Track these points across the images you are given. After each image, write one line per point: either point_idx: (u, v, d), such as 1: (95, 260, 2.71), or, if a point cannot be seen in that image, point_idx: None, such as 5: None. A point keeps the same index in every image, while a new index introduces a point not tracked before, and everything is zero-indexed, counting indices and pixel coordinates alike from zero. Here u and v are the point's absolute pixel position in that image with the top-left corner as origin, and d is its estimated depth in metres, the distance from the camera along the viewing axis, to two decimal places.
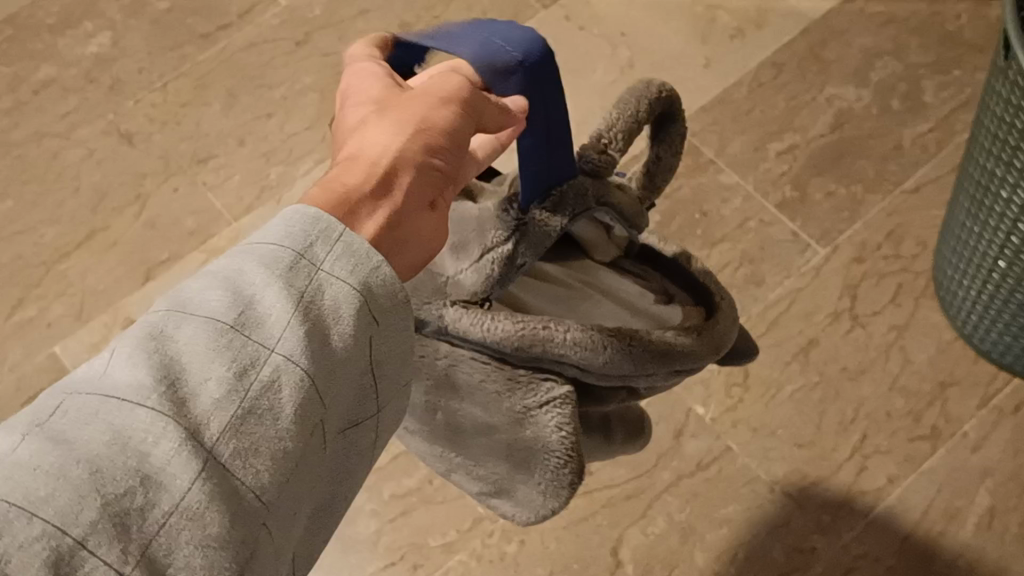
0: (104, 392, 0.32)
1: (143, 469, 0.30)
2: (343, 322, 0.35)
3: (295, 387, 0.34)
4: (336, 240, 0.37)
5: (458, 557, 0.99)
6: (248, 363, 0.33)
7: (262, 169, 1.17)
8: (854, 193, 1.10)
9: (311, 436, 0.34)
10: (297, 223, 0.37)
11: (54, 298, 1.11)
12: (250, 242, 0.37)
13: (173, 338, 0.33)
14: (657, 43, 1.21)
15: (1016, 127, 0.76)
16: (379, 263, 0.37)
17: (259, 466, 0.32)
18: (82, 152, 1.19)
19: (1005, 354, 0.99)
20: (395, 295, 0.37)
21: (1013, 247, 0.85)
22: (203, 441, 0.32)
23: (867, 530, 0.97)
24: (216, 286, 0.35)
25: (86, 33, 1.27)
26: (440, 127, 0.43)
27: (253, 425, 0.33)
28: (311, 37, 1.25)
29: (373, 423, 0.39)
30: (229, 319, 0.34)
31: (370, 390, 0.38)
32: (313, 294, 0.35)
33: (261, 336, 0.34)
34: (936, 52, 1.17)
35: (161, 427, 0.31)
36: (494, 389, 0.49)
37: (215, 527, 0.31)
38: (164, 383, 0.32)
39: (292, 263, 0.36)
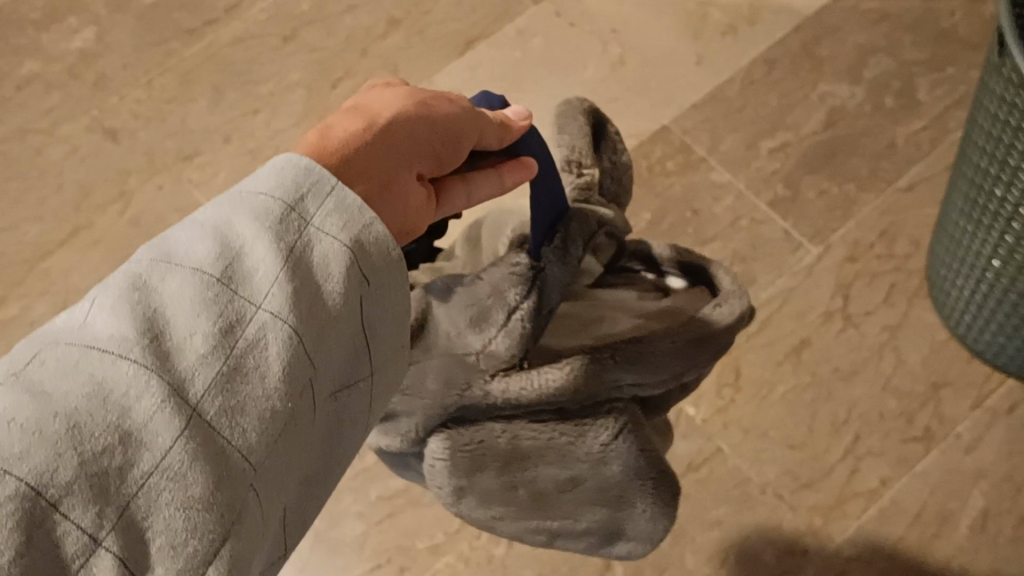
0: (85, 343, 0.31)
1: (123, 425, 0.30)
2: (334, 279, 0.35)
3: (281, 343, 0.33)
4: (326, 196, 0.37)
5: (446, 560, 0.98)
6: (233, 321, 0.33)
7: (248, 166, 1.16)
8: (847, 192, 1.09)
9: (301, 397, 0.34)
10: (288, 175, 0.37)
11: (37, 297, 1.10)
12: (239, 190, 0.37)
13: (159, 290, 0.33)
14: (649, 40, 1.20)
15: (1010, 124, 0.74)
16: (371, 220, 0.37)
17: (245, 426, 0.32)
18: (66, 149, 1.18)
19: (999, 354, 0.97)
20: (385, 254, 0.37)
21: (1008, 246, 0.84)
22: (187, 398, 0.31)
23: (859, 533, 0.96)
24: (203, 238, 0.35)
25: (71, 28, 1.25)
26: (444, 110, 0.44)
27: (238, 384, 0.32)
28: (298, 33, 1.24)
29: (366, 386, 0.38)
30: (216, 273, 0.33)
31: (364, 349, 0.37)
32: (302, 250, 0.35)
33: (248, 292, 0.34)
34: (930, 48, 1.15)
35: (143, 381, 0.30)
36: (567, 437, 0.52)
37: (198, 488, 0.30)
38: (148, 336, 0.31)
39: (282, 217, 0.36)
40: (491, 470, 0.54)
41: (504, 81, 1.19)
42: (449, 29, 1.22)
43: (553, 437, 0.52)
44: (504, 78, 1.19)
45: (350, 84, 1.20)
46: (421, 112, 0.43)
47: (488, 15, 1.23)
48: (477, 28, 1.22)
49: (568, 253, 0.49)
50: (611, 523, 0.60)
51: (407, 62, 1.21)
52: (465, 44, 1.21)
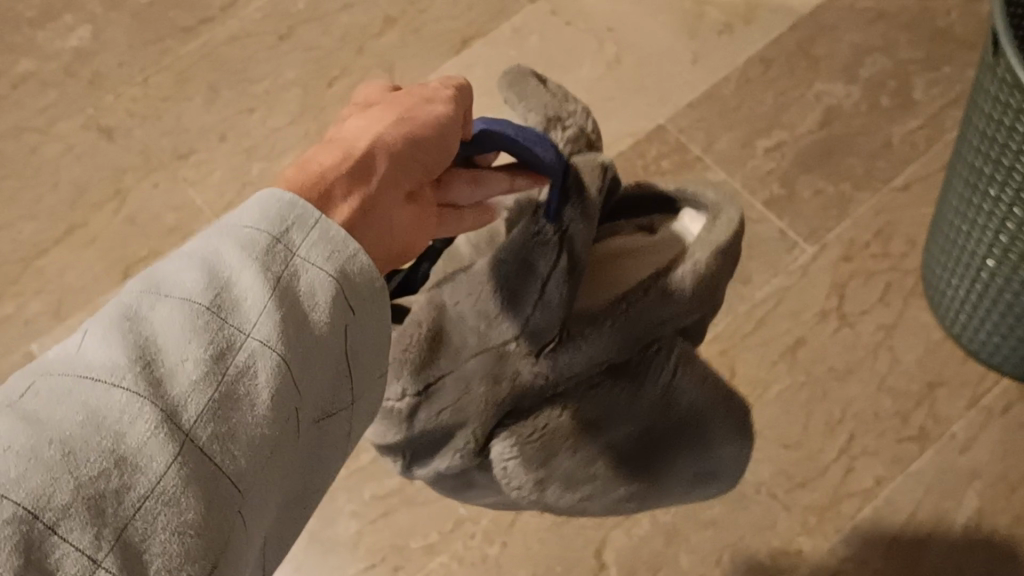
0: (79, 372, 0.32)
1: (118, 450, 0.30)
2: (319, 308, 0.36)
3: (269, 370, 0.34)
4: (311, 227, 0.38)
5: (440, 559, 0.98)
6: (224, 347, 0.34)
7: (243, 165, 1.16)
8: (842, 191, 1.09)
9: (288, 423, 0.35)
10: (274, 208, 0.38)
11: (32, 295, 1.10)
12: (225, 224, 0.38)
13: (150, 321, 0.34)
14: (645, 39, 1.20)
15: (1005, 124, 0.74)
16: (355, 251, 0.38)
17: (236, 451, 0.33)
18: (61, 147, 1.18)
19: (994, 354, 0.97)
20: (370, 282, 0.38)
21: (1002, 246, 0.84)
22: (180, 423, 0.32)
23: (854, 532, 0.96)
24: (192, 269, 0.35)
25: (66, 26, 1.25)
26: (423, 119, 0.45)
27: (229, 410, 0.33)
28: (294, 31, 1.24)
29: (346, 417, 0.39)
30: (205, 302, 0.34)
31: (346, 376, 0.38)
32: (288, 279, 0.36)
33: (237, 320, 0.34)
34: (926, 47, 1.15)
35: (137, 407, 0.31)
36: (624, 393, 0.53)
37: (191, 512, 0.31)
38: (140, 363, 0.32)
39: (269, 247, 0.37)
40: (562, 455, 0.54)
41: (500, 79, 1.18)
42: (445, 28, 1.22)
43: (611, 399, 0.53)
44: (500, 77, 1.18)
45: (346, 82, 1.20)
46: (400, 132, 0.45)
47: (484, 13, 1.23)
48: (473, 26, 1.22)
49: (587, 206, 0.50)
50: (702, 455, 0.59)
51: (402, 60, 1.21)
52: (461, 43, 1.21)
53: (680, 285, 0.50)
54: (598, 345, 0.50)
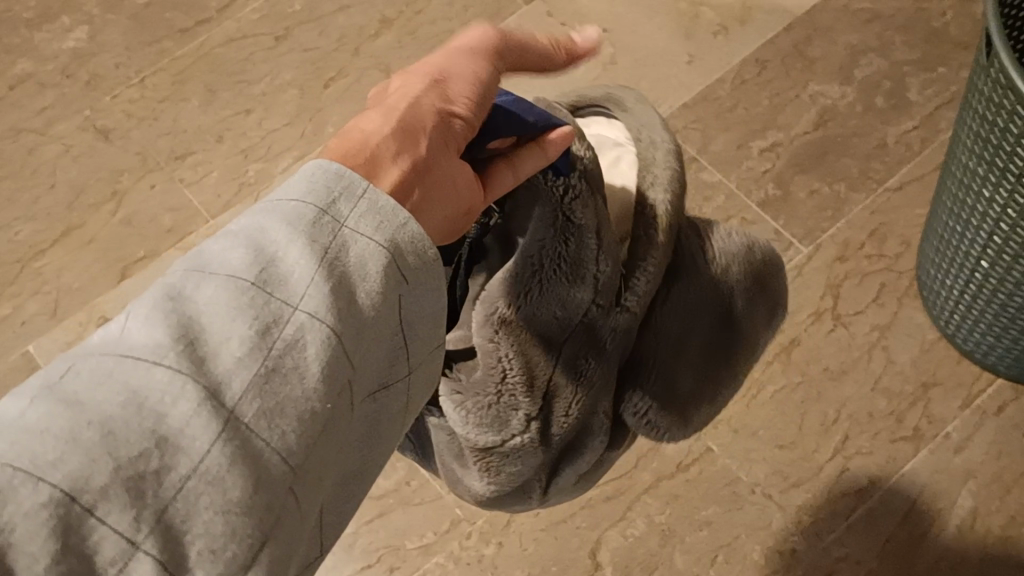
0: (117, 352, 0.29)
1: (159, 430, 0.28)
2: (373, 277, 0.33)
3: (323, 343, 0.31)
4: (359, 196, 0.35)
5: (436, 559, 0.98)
6: (271, 320, 0.31)
7: (240, 166, 1.16)
8: (837, 192, 1.09)
9: (341, 397, 0.32)
10: (321, 176, 0.35)
11: (30, 296, 1.10)
12: (271, 198, 0.35)
13: (192, 296, 0.31)
14: (640, 40, 1.20)
15: (998, 125, 0.75)
16: (406, 219, 0.35)
17: (286, 429, 0.30)
18: (59, 148, 1.18)
19: (988, 354, 0.98)
20: (423, 251, 0.35)
21: (996, 247, 0.84)
22: (224, 401, 0.29)
23: (848, 532, 0.96)
24: (237, 243, 0.33)
25: (64, 28, 1.25)
26: (457, 76, 0.42)
27: (280, 383, 0.30)
28: (291, 32, 1.24)
29: (404, 389, 0.36)
30: (252, 275, 0.32)
31: (403, 347, 0.35)
32: (340, 248, 0.33)
33: (286, 291, 0.32)
34: (921, 49, 1.16)
35: (179, 385, 0.29)
36: (692, 288, 0.54)
37: (237, 492, 0.29)
38: (182, 342, 0.30)
39: (316, 219, 0.34)
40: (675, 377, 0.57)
41: None
42: (442, 29, 1.22)
43: (684, 301, 0.54)
44: None
45: (342, 83, 1.20)
46: (439, 88, 0.42)
47: (480, 14, 1.23)
48: (469, 27, 1.22)
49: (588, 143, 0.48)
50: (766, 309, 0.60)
51: (399, 61, 1.21)
52: None
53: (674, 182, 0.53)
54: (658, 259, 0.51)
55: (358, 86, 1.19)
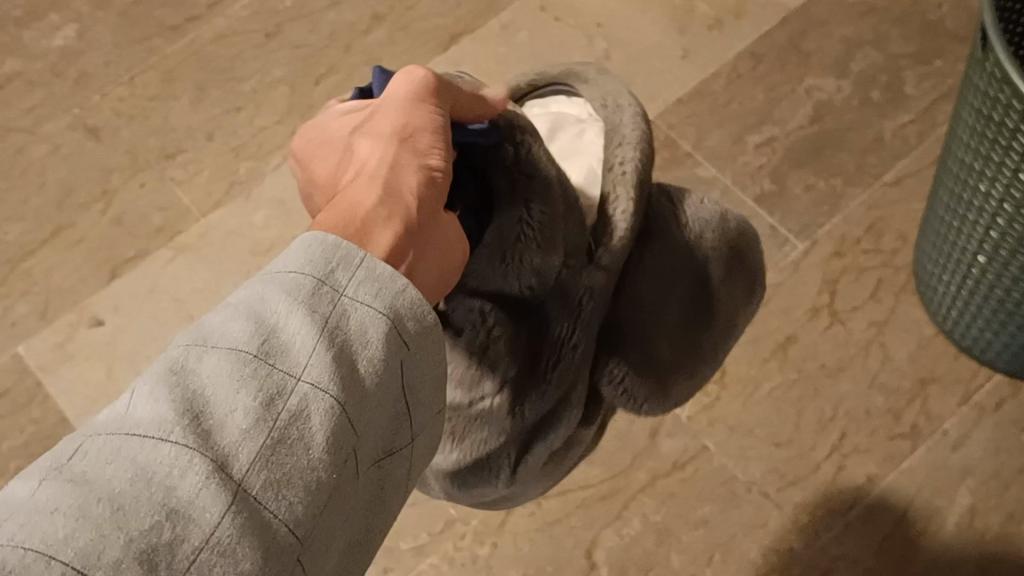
0: (124, 431, 0.30)
1: (168, 503, 0.28)
2: (371, 347, 0.34)
3: (326, 414, 0.32)
4: (356, 266, 0.36)
5: (430, 560, 0.97)
6: (274, 392, 0.32)
7: (231, 164, 1.15)
8: (834, 187, 1.08)
9: (345, 466, 0.32)
10: (317, 248, 0.36)
11: (19, 297, 1.09)
12: (269, 272, 0.36)
13: (195, 372, 0.32)
14: (635, 35, 1.19)
15: (994, 119, 0.74)
16: (403, 287, 0.36)
17: (292, 498, 0.31)
18: (48, 148, 1.17)
19: (986, 350, 0.97)
20: (420, 318, 0.36)
21: (993, 242, 0.83)
22: (232, 473, 0.30)
23: (845, 531, 0.95)
24: (237, 318, 0.34)
25: (52, 25, 1.24)
26: (422, 128, 0.45)
27: (284, 454, 0.31)
28: (281, 28, 1.23)
29: (405, 454, 0.37)
30: (252, 348, 0.32)
31: (403, 415, 0.36)
32: (337, 319, 0.34)
33: (287, 364, 0.32)
34: (917, 42, 1.14)
35: (187, 459, 0.29)
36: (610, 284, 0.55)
37: (248, 562, 0.29)
38: (187, 416, 0.30)
39: (314, 290, 0.35)
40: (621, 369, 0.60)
41: (488, 76, 1.18)
42: (433, 24, 1.21)
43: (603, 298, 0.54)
44: (488, 74, 1.18)
45: (333, 80, 1.19)
46: (410, 145, 0.44)
47: (472, 9, 1.22)
48: (461, 23, 1.21)
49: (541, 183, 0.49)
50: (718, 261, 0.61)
51: (390, 57, 1.20)
52: (449, 39, 1.20)
53: (640, 143, 0.57)
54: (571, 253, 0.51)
55: (349, 83, 1.18)
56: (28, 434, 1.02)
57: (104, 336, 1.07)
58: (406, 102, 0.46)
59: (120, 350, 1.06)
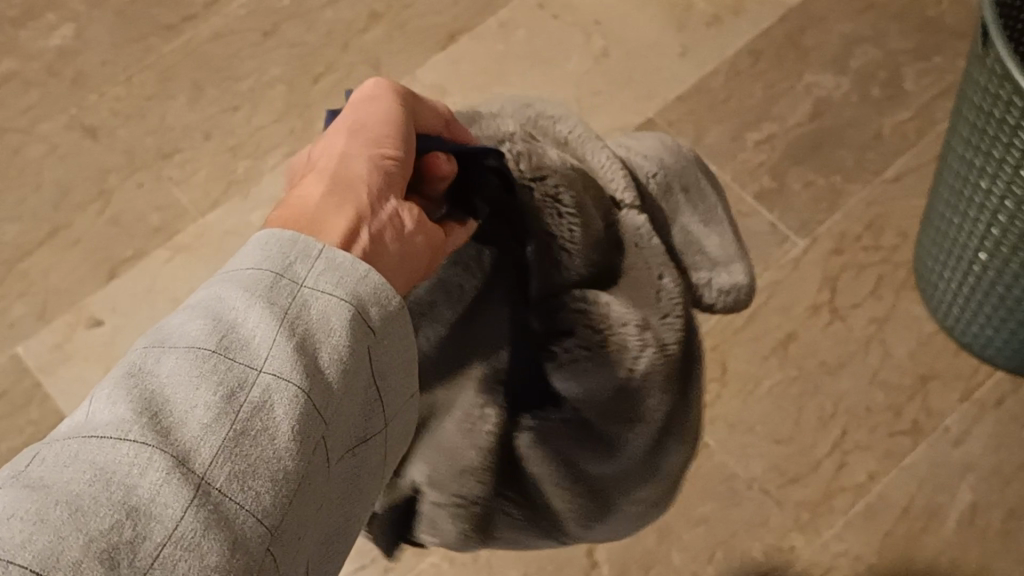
0: (82, 435, 0.30)
1: (129, 502, 0.28)
2: (335, 334, 0.34)
3: (290, 403, 0.32)
4: (316, 256, 0.36)
5: (430, 560, 0.97)
6: (236, 384, 0.32)
7: (228, 163, 1.15)
8: (833, 183, 1.08)
9: (313, 456, 0.32)
10: (274, 244, 0.36)
11: (16, 298, 1.09)
12: (229, 271, 0.36)
13: (154, 372, 0.32)
14: (632, 32, 1.19)
15: (995, 115, 0.73)
16: (366, 272, 0.36)
17: (259, 488, 0.31)
18: (45, 147, 1.16)
19: (986, 346, 0.97)
20: (386, 302, 0.36)
21: (994, 239, 0.83)
22: (195, 467, 0.30)
23: (847, 528, 0.95)
24: (196, 316, 0.34)
25: (49, 25, 1.24)
26: (379, 121, 0.45)
27: (249, 445, 0.31)
28: (278, 27, 1.22)
29: (379, 442, 0.38)
30: (211, 344, 0.32)
31: (375, 404, 0.37)
32: (300, 308, 0.34)
33: (248, 356, 0.32)
34: (916, 38, 1.14)
35: (146, 456, 0.29)
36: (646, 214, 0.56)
37: (213, 555, 0.29)
38: (146, 414, 0.30)
39: (273, 283, 0.35)
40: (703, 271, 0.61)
41: (487, 74, 1.18)
42: (431, 22, 1.21)
43: None
44: (486, 72, 1.18)
45: (331, 79, 1.19)
46: (362, 136, 0.45)
47: (470, 7, 1.22)
48: (458, 20, 1.21)
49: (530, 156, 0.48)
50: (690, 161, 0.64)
51: (388, 56, 1.20)
52: (447, 37, 1.20)
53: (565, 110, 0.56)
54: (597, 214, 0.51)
55: (347, 82, 1.18)
56: (27, 435, 1.01)
57: (103, 336, 1.07)
58: (363, 97, 0.46)
59: (119, 351, 1.06)
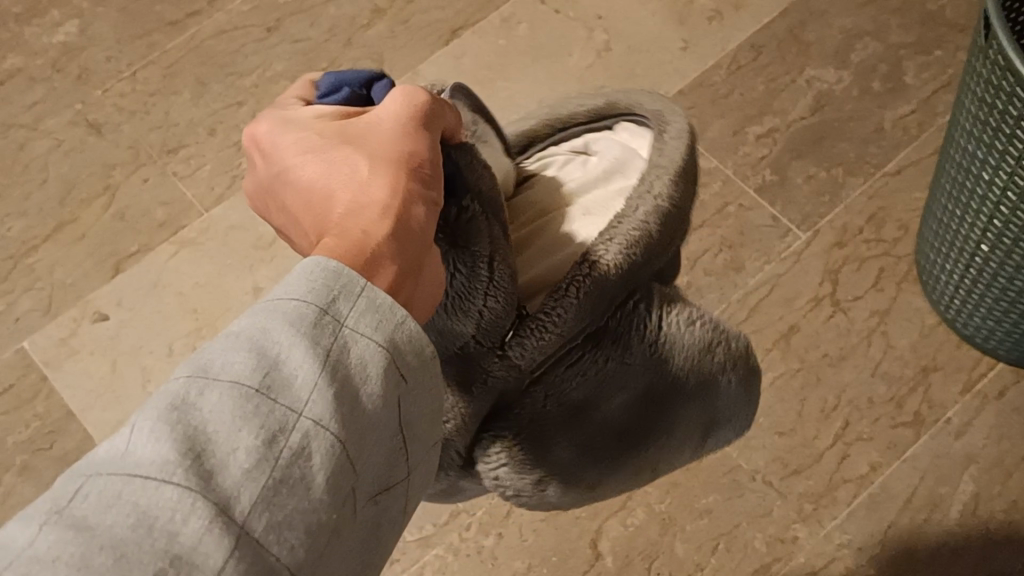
0: (123, 472, 0.27)
1: (172, 549, 0.26)
2: (374, 381, 0.32)
3: (327, 453, 0.30)
4: (358, 295, 0.33)
5: (435, 552, 0.97)
6: (277, 429, 0.29)
7: (232, 158, 1.15)
8: (834, 176, 1.09)
9: (344, 507, 0.31)
10: (318, 276, 0.33)
11: (22, 293, 1.09)
12: (269, 297, 0.33)
13: (197, 406, 0.29)
14: (634, 26, 1.19)
15: (997, 107, 0.74)
16: (403, 319, 0.34)
17: (293, 541, 0.29)
18: (50, 143, 1.17)
19: (988, 338, 0.97)
20: (420, 351, 0.34)
21: (996, 230, 0.83)
22: (234, 517, 0.28)
23: (850, 519, 0.95)
24: (238, 346, 0.31)
25: (53, 22, 1.24)
26: (424, 155, 0.39)
27: (286, 496, 0.29)
28: (282, 23, 1.23)
29: (402, 490, 0.34)
30: (254, 383, 0.30)
31: (400, 451, 0.34)
32: (340, 351, 0.32)
33: (290, 399, 0.30)
34: (917, 31, 1.15)
35: (190, 503, 0.27)
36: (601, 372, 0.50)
37: None
38: (189, 456, 0.28)
39: (316, 321, 0.32)
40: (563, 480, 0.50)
41: (488, 69, 1.18)
42: (434, 18, 1.22)
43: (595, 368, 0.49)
44: (489, 67, 1.18)
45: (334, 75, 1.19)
46: (411, 171, 0.39)
47: (472, 2, 1.22)
48: (460, 16, 1.22)
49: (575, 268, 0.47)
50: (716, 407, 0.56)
51: (391, 52, 1.20)
52: (449, 33, 1.21)
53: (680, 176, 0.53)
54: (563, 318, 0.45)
55: None
56: (33, 429, 1.02)
57: (108, 331, 1.07)
58: (409, 126, 0.40)
59: (124, 346, 1.06)
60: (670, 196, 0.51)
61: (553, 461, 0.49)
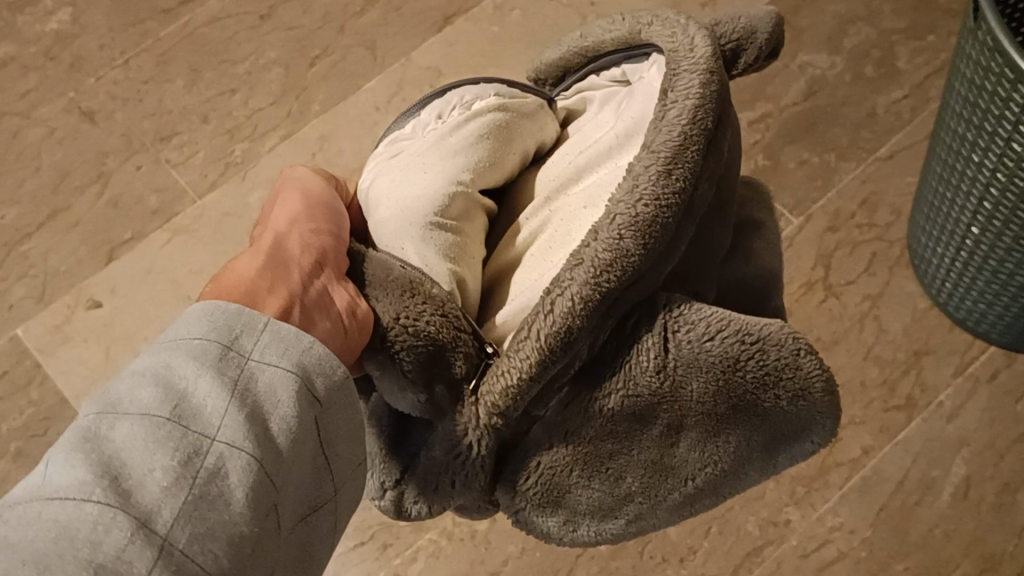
0: (45, 496, 0.32)
1: (95, 560, 0.31)
2: (281, 407, 0.38)
3: (242, 471, 0.35)
4: (261, 329, 0.40)
5: (429, 536, 0.97)
6: (192, 452, 0.35)
7: (226, 146, 1.15)
8: (827, 161, 1.09)
9: (266, 520, 0.36)
10: (219, 318, 0.39)
11: (16, 281, 1.09)
12: (173, 339, 0.39)
13: (110, 437, 0.34)
14: (627, 12, 1.19)
15: (987, 88, 0.74)
16: (311, 344, 0.40)
17: (217, 550, 0.34)
18: (43, 131, 1.17)
19: (980, 322, 0.97)
20: (330, 373, 0.40)
21: (985, 213, 0.83)
22: (157, 528, 0.32)
23: (842, 502, 0.96)
24: (148, 383, 0.36)
25: (45, 9, 1.24)
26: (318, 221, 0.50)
27: (206, 509, 0.34)
28: (276, 10, 1.22)
29: (330, 508, 0.40)
30: (166, 412, 0.35)
31: (323, 470, 0.40)
32: (246, 381, 0.38)
33: (201, 425, 0.35)
34: (910, 17, 1.15)
35: (110, 517, 0.32)
36: (594, 402, 0.51)
37: None
38: (106, 477, 0.33)
39: (221, 356, 0.38)
40: (577, 494, 0.53)
41: (482, 56, 1.18)
42: (427, 5, 1.22)
43: (590, 405, 0.51)
44: (482, 54, 1.18)
45: (328, 62, 1.19)
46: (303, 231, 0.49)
47: None
48: (452, 3, 1.22)
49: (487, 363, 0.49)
50: (777, 436, 0.53)
51: (385, 39, 1.20)
52: (442, 20, 1.21)
53: (667, 166, 0.50)
54: (532, 362, 0.47)
55: (344, 65, 1.19)
56: (28, 415, 1.02)
57: (101, 318, 1.07)
58: (313, 202, 0.52)
59: (118, 332, 1.06)
60: (629, 255, 0.48)
61: (568, 495, 0.53)
